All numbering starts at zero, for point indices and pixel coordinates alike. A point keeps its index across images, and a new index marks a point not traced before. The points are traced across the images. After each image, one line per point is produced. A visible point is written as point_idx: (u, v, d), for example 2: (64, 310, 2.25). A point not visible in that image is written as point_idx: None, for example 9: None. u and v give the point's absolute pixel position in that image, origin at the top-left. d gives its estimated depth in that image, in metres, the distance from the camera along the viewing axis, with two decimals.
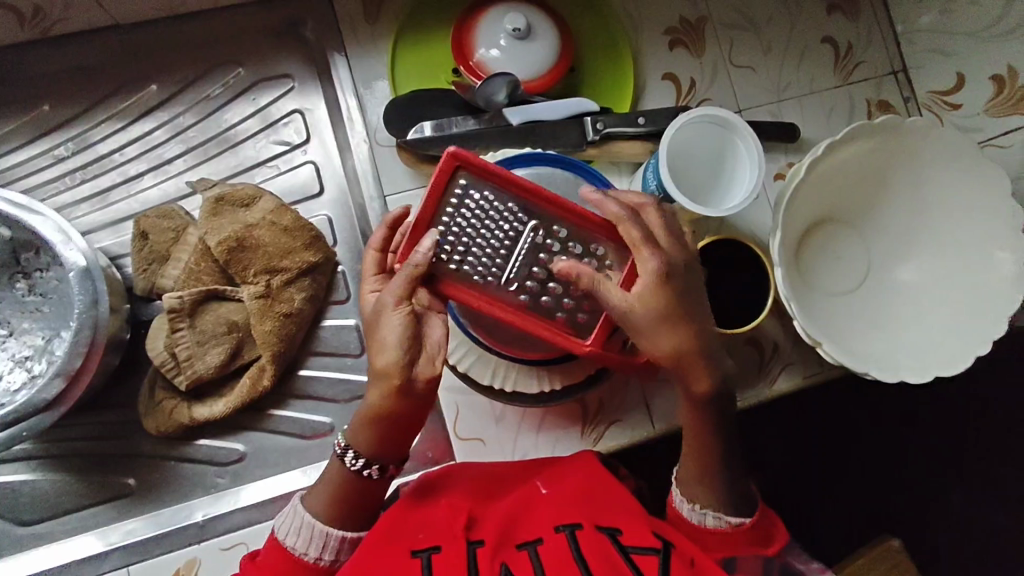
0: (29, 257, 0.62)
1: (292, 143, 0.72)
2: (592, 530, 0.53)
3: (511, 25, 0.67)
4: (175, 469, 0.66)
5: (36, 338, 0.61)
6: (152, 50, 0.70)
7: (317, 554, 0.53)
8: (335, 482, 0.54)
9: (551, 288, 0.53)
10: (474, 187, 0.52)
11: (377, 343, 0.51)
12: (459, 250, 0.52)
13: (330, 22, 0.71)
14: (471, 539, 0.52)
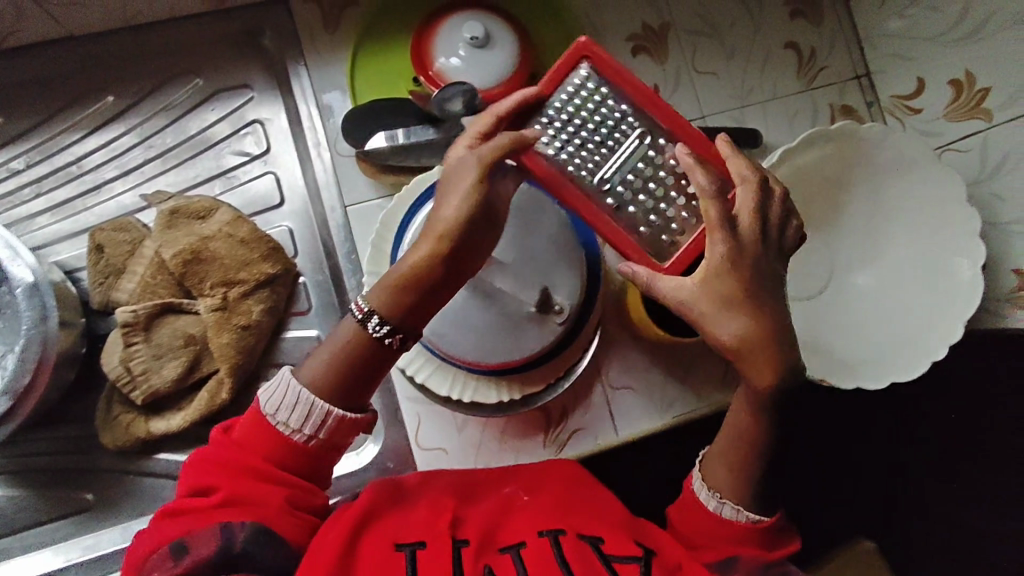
0: None
1: (252, 153, 0.72)
2: (574, 536, 0.53)
3: (469, 33, 0.68)
4: (135, 483, 0.65)
5: None
6: (108, 61, 0.70)
7: (301, 429, 0.50)
8: (343, 349, 0.51)
9: (640, 198, 0.56)
10: (593, 82, 0.56)
11: (445, 199, 0.53)
12: (566, 141, 0.56)
13: (289, 33, 0.72)
14: (456, 538, 0.51)
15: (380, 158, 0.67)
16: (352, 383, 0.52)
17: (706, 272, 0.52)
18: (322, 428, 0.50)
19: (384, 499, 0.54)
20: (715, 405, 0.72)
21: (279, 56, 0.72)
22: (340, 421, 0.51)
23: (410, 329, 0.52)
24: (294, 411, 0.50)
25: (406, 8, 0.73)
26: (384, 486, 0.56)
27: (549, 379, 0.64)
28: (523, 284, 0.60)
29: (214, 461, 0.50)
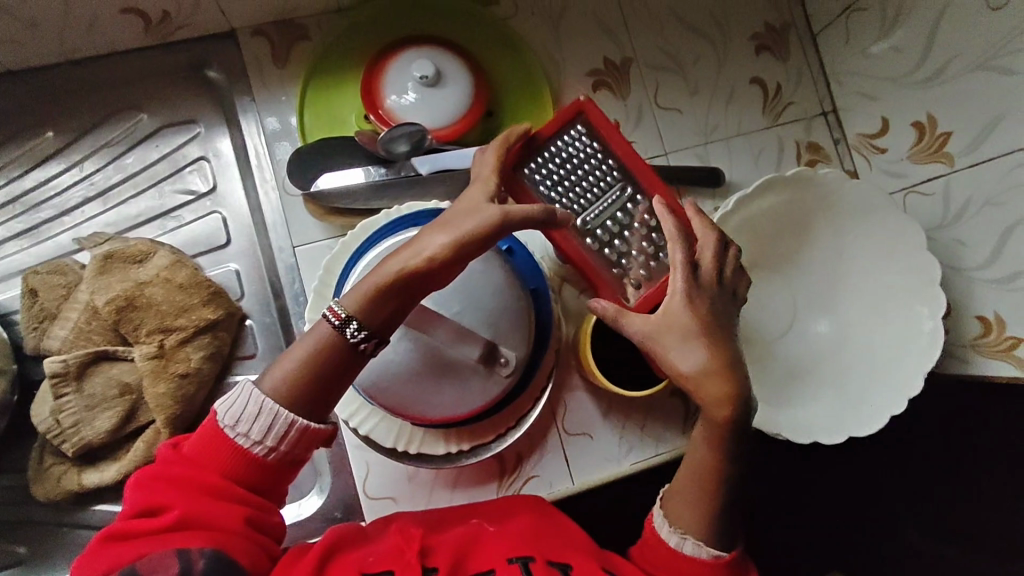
0: None
1: (198, 191, 0.70)
2: (545, 563, 0.49)
3: (419, 72, 0.66)
4: (68, 536, 0.62)
5: None
6: (50, 96, 0.68)
7: (259, 440, 0.47)
8: (313, 355, 0.49)
9: (616, 242, 0.57)
10: (586, 137, 0.58)
11: (440, 226, 0.51)
12: (553, 184, 0.57)
13: (238, 68, 0.70)
14: (425, 567, 0.48)
15: (331, 200, 0.65)
16: (320, 386, 0.49)
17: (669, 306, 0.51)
18: (284, 443, 0.48)
19: (353, 536, 0.52)
20: (675, 450, 0.70)
21: (227, 91, 0.71)
22: (302, 436, 0.48)
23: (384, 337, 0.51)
24: (256, 423, 0.47)
25: (357, 45, 0.71)
26: (345, 531, 0.53)
27: (500, 429, 0.63)
28: (461, 331, 0.56)
29: (164, 477, 0.46)
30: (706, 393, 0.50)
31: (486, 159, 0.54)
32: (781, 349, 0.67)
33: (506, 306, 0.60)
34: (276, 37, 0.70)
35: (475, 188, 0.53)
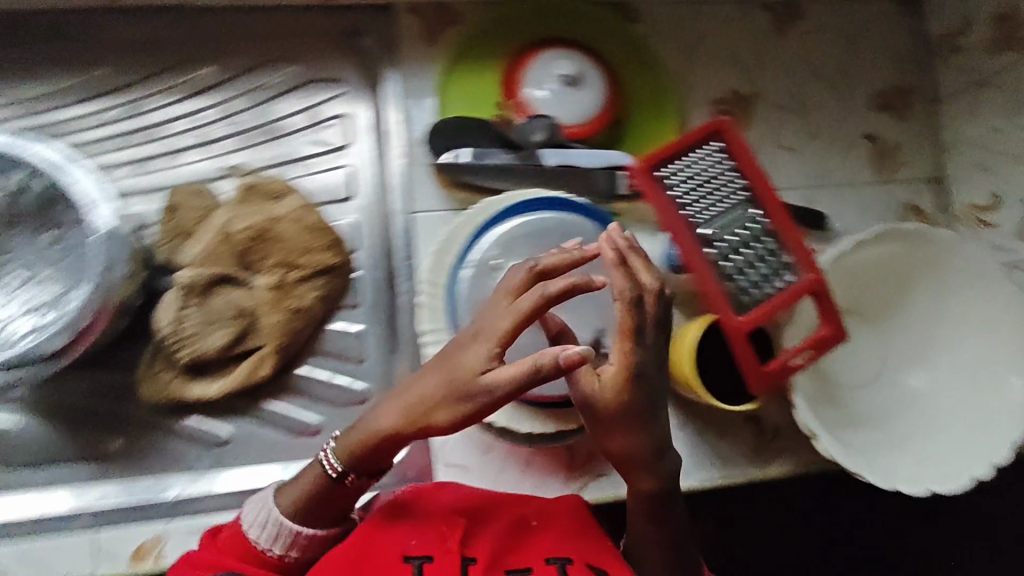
0: (60, 210, 0.63)
1: (332, 145, 0.74)
2: (580, 566, 0.56)
3: (561, 71, 0.70)
4: (162, 441, 0.66)
5: (53, 288, 0.63)
6: (217, 35, 0.73)
7: (272, 546, 0.54)
8: (308, 482, 0.55)
9: (735, 257, 0.58)
10: (718, 154, 0.60)
11: (446, 365, 0.51)
12: (683, 191, 0.58)
13: (390, 41, 0.75)
14: (465, 556, 0.54)
15: (460, 174, 0.69)
16: (310, 513, 0.55)
17: (607, 380, 0.52)
18: (293, 548, 0.55)
19: (402, 509, 0.58)
20: (742, 476, 0.71)
21: (375, 59, 0.75)
22: (309, 543, 0.55)
23: (366, 471, 0.55)
24: (267, 530, 0.55)
25: (504, 37, 0.75)
26: (394, 503, 0.59)
27: (580, 419, 0.67)
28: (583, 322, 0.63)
29: (199, 560, 0.53)
30: (614, 446, 0.54)
31: (516, 277, 0.55)
32: (866, 396, 0.68)
33: None
34: (430, 17, 0.75)
35: (486, 316, 0.52)
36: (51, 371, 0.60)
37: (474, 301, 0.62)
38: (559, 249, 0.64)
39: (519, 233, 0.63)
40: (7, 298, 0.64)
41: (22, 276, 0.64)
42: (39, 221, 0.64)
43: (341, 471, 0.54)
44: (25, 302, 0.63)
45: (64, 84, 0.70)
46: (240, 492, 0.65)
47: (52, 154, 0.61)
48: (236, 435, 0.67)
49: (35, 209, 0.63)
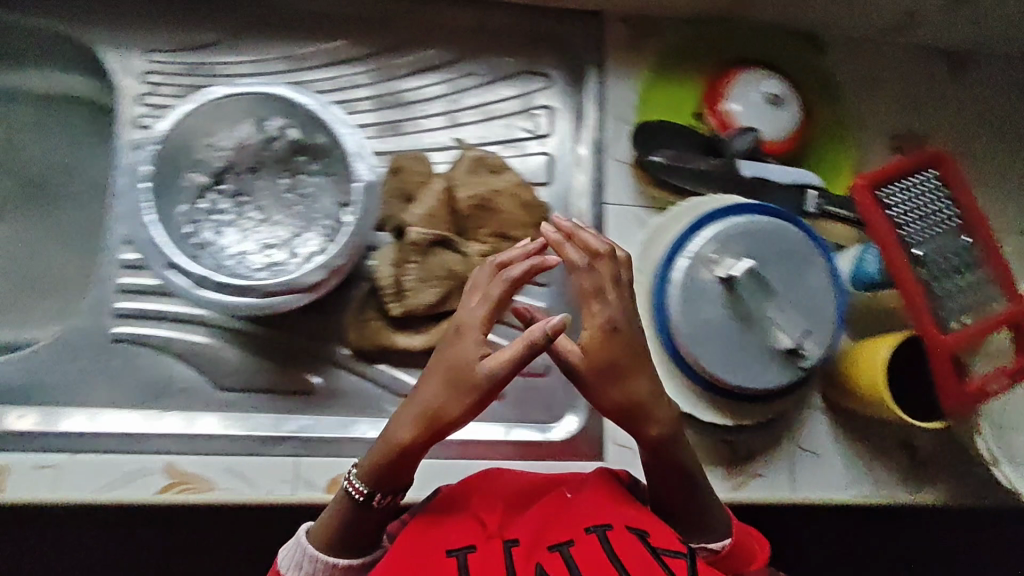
0: (301, 159, 0.69)
1: (535, 132, 0.78)
2: (621, 530, 0.49)
3: (767, 89, 0.74)
4: (357, 385, 0.70)
5: (285, 230, 0.68)
6: (441, 21, 0.76)
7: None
8: (333, 506, 0.51)
9: (943, 278, 0.62)
10: (933, 181, 0.63)
11: (427, 375, 0.51)
12: (898, 213, 0.62)
13: (599, 43, 0.78)
14: (506, 539, 0.49)
15: (660, 173, 0.74)
16: (338, 538, 0.50)
17: (588, 337, 0.52)
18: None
19: (428, 511, 0.53)
20: (892, 497, 0.73)
21: (582, 58, 0.78)
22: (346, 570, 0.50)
23: (394, 487, 0.50)
24: (300, 571, 0.50)
25: (703, 51, 0.79)
26: (428, 505, 0.54)
27: (763, 417, 0.69)
28: (788, 325, 0.63)
29: None
30: (637, 391, 0.52)
31: (483, 271, 0.55)
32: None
33: (819, 307, 0.64)
34: (636, 27, 0.79)
35: (461, 306, 0.52)
36: (300, 304, 0.63)
37: (684, 294, 0.63)
38: (774, 253, 0.64)
39: (737, 233, 0.64)
40: (240, 236, 0.67)
41: (253, 217, 0.68)
42: (283, 168, 0.69)
43: (368, 492, 0.50)
44: (257, 240, 0.68)
45: (302, 50, 0.73)
46: None
47: (312, 105, 0.65)
48: None
49: (278, 156, 0.69)
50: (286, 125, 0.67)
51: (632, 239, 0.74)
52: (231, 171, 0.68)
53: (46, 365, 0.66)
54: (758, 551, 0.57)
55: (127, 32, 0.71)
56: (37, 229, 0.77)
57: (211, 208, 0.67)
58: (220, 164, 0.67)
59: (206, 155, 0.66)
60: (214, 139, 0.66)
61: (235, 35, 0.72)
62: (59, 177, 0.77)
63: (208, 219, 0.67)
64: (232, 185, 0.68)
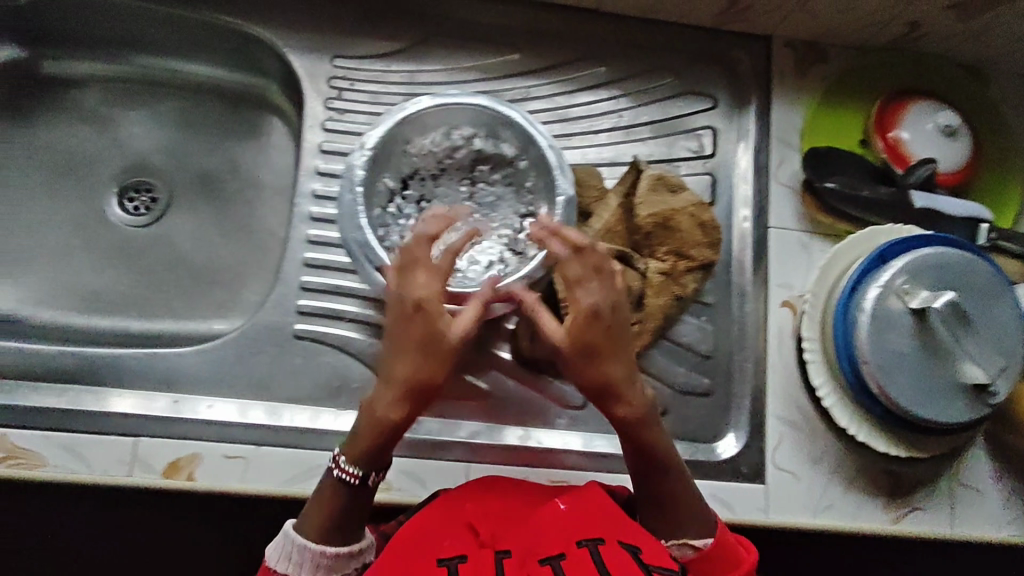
0: (481, 170, 0.69)
1: (700, 153, 0.78)
2: (614, 545, 0.49)
3: (944, 120, 0.73)
4: (526, 394, 0.72)
5: (463, 239, 0.68)
6: (613, 39, 0.78)
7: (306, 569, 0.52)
8: (324, 493, 0.53)
9: None
10: None
11: (392, 352, 0.54)
12: None
13: (766, 68, 0.79)
14: (499, 550, 0.49)
15: (829, 199, 0.74)
16: (332, 526, 0.53)
17: (572, 321, 0.55)
18: (320, 568, 0.52)
19: (429, 518, 0.53)
20: None
21: (748, 80, 0.79)
22: (336, 557, 0.52)
23: (380, 462, 0.54)
24: (291, 560, 0.52)
25: (870, 80, 0.78)
26: (426, 510, 0.55)
27: (932, 450, 0.69)
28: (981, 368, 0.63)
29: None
30: (610, 374, 0.55)
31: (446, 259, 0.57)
32: None
33: (1005, 347, 0.64)
34: (803, 54, 0.79)
35: (422, 286, 0.54)
36: None
37: (875, 331, 0.63)
38: (966, 287, 0.64)
39: (932, 265, 0.63)
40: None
41: None
42: (464, 176, 0.69)
43: (364, 473, 0.54)
44: None
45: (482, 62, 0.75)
46: (592, 456, 0.70)
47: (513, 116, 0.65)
48: (591, 401, 0.72)
49: (460, 165, 0.69)
50: (476, 135, 0.68)
51: (796, 264, 0.75)
52: (418, 178, 0.68)
53: (232, 358, 0.68)
54: (748, 557, 0.54)
55: (317, 41, 0.73)
56: (213, 224, 0.83)
57: (397, 213, 0.67)
58: (409, 171, 0.68)
59: (397, 161, 0.67)
60: (410, 145, 0.67)
61: (419, 46, 0.74)
62: (240, 179, 0.83)
63: (395, 224, 0.67)
64: (417, 191, 0.68)
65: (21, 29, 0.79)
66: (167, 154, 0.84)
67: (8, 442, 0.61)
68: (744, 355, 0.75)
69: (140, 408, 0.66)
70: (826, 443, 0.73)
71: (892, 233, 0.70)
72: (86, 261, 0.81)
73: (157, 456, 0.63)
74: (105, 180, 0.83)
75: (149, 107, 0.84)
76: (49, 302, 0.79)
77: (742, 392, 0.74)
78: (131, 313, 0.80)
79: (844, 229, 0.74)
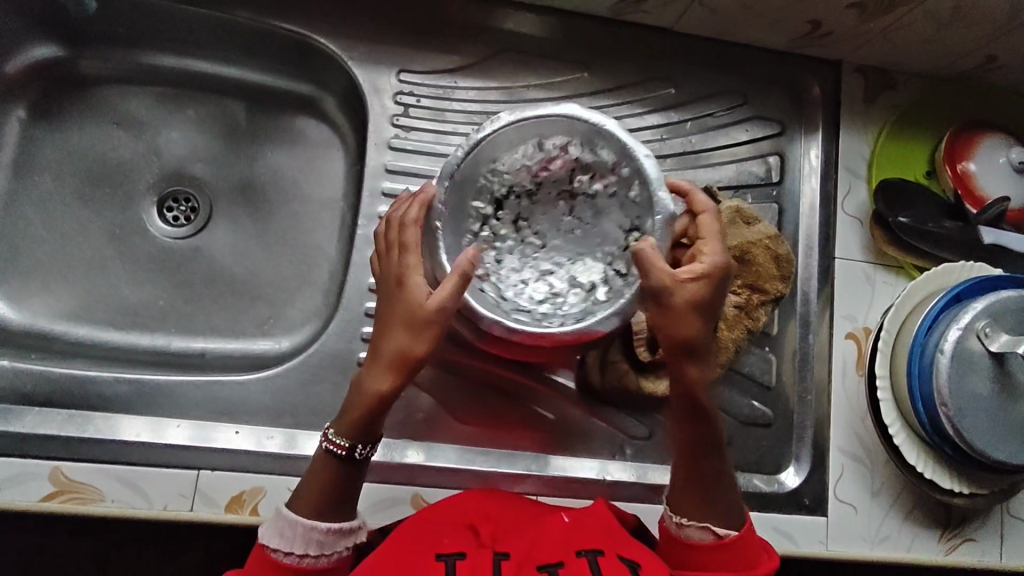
0: (582, 177, 0.62)
1: (767, 179, 0.76)
2: (614, 558, 0.48)
3: (1018, 156, 0.72)
4: (591, 425, 0.70)
5: (564, 259, 0.62)
6: (682, 59, 0.77)
7: (302, 550, 0.49)
8: (315, 470, 0.52)
9: None
10: None
11: (380, 325, 0.52)
12: None
13: (835, 93, 0.77)
14: (496, 552, 0.48)
15: (904, 235, 0.73)
16: (325, 503, 0.51)
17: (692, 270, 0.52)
18: (311, 545, 0.50)
19: (427, 515, 0.52)
20: None
21: (814, 107, 0.77)
22: (328, 535, 0.50)
23: (373, 437, 0.52)
24: (284, 536, 0.50)
25: (937, 110, 0.78)
26: (424, 513, 0.53)
27: (994, 486, 0.69)
28: None
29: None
30: (695, 333, 0.52)
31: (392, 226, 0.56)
32: None
33: None
34: (872, 80, 0.78)
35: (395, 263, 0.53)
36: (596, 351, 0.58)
37: (948, 376, 0.63)
38: None
39: (1013, 308, 0.63)
40: (520, 267, 0.62)
41: (532, 245, 0.63)
42: (562, 186, 0.62)
43: (352, 445, 0.51)
44: (536, 269, 0.62)
45: (558, 79, 0.75)
46: (657, 489, 0.69)
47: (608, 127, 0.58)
48: (656, 433, 0.70)
49: (557, 174, 0.62)
50: (570, 146, 0.61)
51: (860, 297, 0.74)
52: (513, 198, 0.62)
53: (295, 385, 0.66)
54: (768, 563, 0.55)
55: (390, 56, 0.74)
56: (255, 237, 0.77)
57: (492, 236, 0.62)
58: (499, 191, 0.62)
59: (488, 181, 0.60)
60: (499, 163, 0.61)
61: (488, 60, 0.74)
62: (285, 191, 0.79)
63: (490, 247, 0.62)
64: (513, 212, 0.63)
65: (62, 27, 0.74)
66: (210, 163, 0.79)
67: (63, 475, 0.58)
68: (807, 386, 0.73)
69: (197, 438, 0.63)
70: (891, 477, 0.71)
71: (966, 269, 0.70)
72: (122, 274, 0.75)
73: (218, 490, 0.60)
74: (143, 189, 0.77)
75: (192, 113, 0.79)
76: (82, 316, 0.73)
77: (805, 424, 0.72)
78: (170, 329, 0.74)
79: (910, 261, 0.74)
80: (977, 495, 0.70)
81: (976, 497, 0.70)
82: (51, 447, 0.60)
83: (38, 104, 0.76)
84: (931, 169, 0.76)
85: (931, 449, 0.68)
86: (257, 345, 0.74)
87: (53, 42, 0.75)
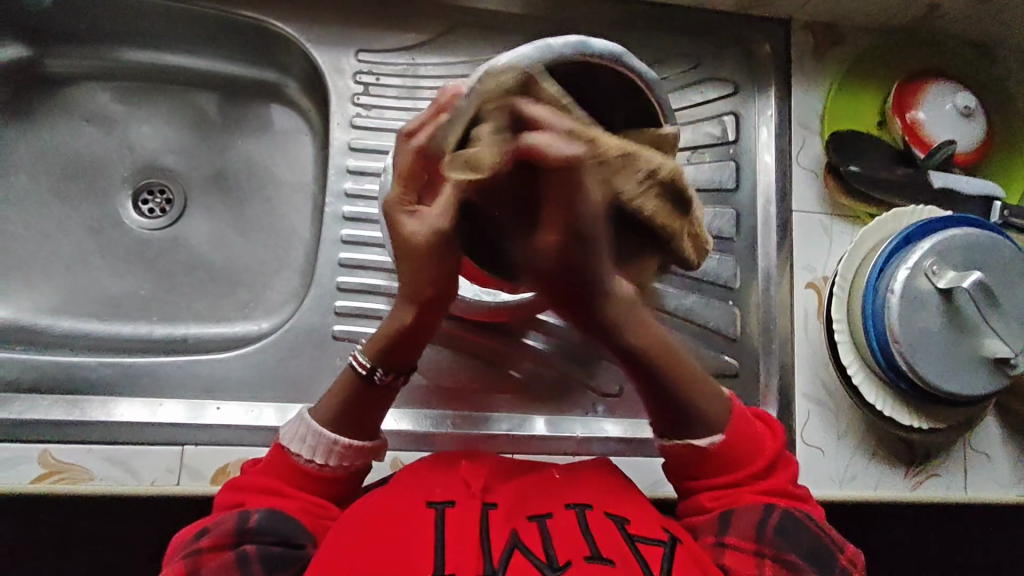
0: None
1: (724, 139, 0.78)
2: (601, 513, 0.50)
3: (963, 102, 0.75)
4: (563, 384, 0.72)
5: None
6: (635, 25, 0.79)
7: (321, 459, 0.52)
8: (342, 386, 0.54)
9: None
10: None
11: (405, 267, 0.47)
12: None
13: (785, 50, 0.79)
14: (484, 501, 0.49)
15: (854, 182, 0.75)
16: (345, 417, 0.53)
17: None
18: (332, 456, 0.52)
19: (414, 468, 0.54)
20: None
21: (766, 65, 0.79)
22: (348, 450, 0.53)
23: (405, 367, 0.54)
24: (305, 443, 0.52)
25: (883, 61, 0.80)
26: (418, 462, 0.56)
27: (953, 421, 0.72)
28: (1003, 342, 0.66)
29: (249, 482, 0.52)
30: None
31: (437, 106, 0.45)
32: None
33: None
34: (820, 36, 0.80)
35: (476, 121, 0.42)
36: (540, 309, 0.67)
37: (901, 318, 0.66)
38: (992, 265, 0.67)
39: (959, 246, 0.67)
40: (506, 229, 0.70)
41: None
42: None
43: (372, 368, 0.53)
44: None
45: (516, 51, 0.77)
46: (631, 441, 0.71)
47: None
48: (627, 388, 0.73)
49: None
50: None
51: (818, 246, 0.76)
52: None
53: (275, 362, 0.69)
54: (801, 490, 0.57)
55: (349, 37, 0.75)
56: (231, 223, 0.79)
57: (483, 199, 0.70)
58: None
59: None
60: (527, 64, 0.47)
61: (444, 36, 0.76)
62: (257, 177, 0.81)
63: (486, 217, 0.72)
64: None
65: (25, 26, 0.76)
66: (181, 154, 0.80)
67: (52, 457, 0.61)
68: (771, 336, 0.75)
69: (183, 415, 0.65)
70: (856, 419, 0.74)
71: (916, 213, 0.73)
72: (102, 265, 0.77)
73: (205, 463, 0.63)
74: (117, 183, 0.79)
75: (160, 106, 0.81)
76: (66, 310, 0.75)
77: (772, 372, 0.75)
78: (154, 317, 0.76)
79: (863, 210, 0.76)
80: (936, 430, 0.74)
81: (936, 431, 0.74)
82: (40, 430, 0.62)
83: (10, 105, 0.78)
84: (882, 120, 0.78)
85: (891, 388, 0.71)
86: (237, 329, 0.76)
87: (19, 43, 0.77)
